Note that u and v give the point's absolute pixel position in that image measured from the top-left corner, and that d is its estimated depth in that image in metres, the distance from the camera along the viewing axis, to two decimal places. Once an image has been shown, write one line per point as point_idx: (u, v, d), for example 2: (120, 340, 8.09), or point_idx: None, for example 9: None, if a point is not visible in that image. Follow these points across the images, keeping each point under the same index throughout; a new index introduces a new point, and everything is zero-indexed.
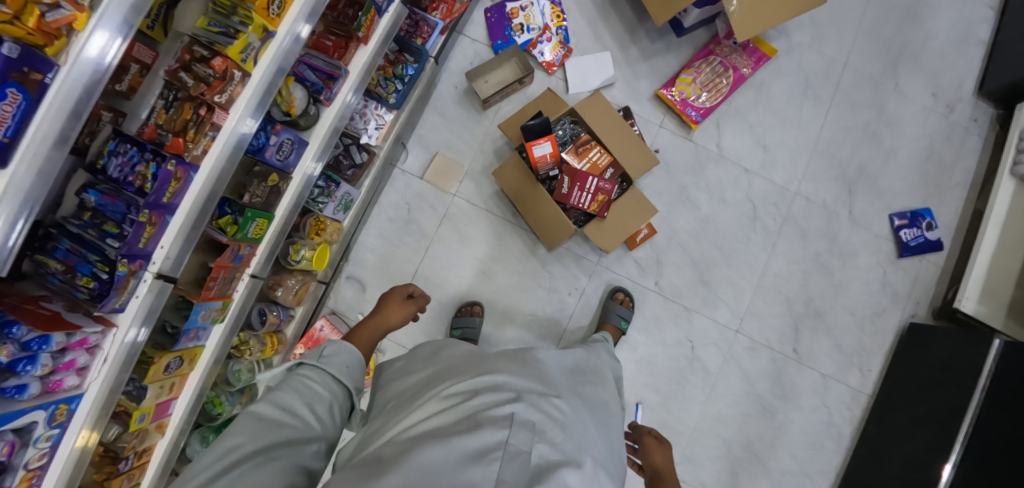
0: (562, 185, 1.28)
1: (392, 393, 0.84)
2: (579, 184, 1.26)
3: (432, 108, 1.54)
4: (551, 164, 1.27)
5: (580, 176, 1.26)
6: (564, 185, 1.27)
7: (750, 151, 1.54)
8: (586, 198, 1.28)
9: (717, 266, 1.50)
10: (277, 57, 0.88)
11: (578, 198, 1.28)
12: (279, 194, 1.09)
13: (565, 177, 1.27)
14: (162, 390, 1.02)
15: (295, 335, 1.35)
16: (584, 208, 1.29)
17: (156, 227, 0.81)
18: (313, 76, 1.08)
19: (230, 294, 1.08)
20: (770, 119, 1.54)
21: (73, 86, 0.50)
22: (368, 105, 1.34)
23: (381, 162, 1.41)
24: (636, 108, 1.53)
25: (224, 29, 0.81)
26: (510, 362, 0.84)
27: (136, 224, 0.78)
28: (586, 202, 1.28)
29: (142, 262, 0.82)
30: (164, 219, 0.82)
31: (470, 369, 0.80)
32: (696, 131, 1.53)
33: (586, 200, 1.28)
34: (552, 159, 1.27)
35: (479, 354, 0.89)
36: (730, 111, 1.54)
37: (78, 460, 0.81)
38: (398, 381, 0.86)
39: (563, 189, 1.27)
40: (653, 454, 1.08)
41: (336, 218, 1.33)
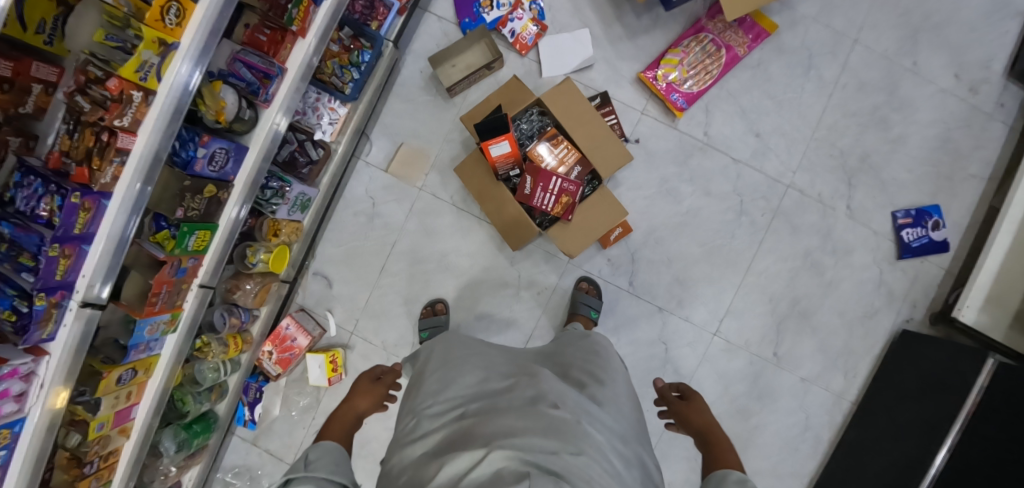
0: (524, 186, 1.20)
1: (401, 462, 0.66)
2: (542, 185, 1.19)
3: (396, 95, 1.44)
4: (513, 162, 1.19)
5: (543, 177, 1.18)
6: (527, 185, 1.20)
7: (740, 139, 1.39)
8: (549, 200, 1.20)
9: (696, 263, 1.38)
10: (183, 72, 0.80)
11: (541, 200, 1.20)
12: (219, 204, 1.06)
13: (527, 177, 1.19)
14: (119, 399, 1.05)
15: (261, 334, 1.36)
16: (547, 210, 1.22)
17: (72, 258, 0.76)
18: (248, 76, 1.00)
19: (178, 305, 1.08)
20: (766, 104, 1.39)
21: None
22: (321, 97, 1.26)
23: (340, 158, 1.35)
24: (616, 92, 1.40)
25: (122, 43, 0.75)
26: (524, 398, 0.66)
27: (48, 258, 0.73)
28: (550, 203, 1.21)
29: (64, 292, 0.78)
30: (80, 248, 0.78)
31: (487, 428, 0.61)
32: (681, 118, 1.39)
33: (550, 202, 1.20)
34: (513, 159, 1.18)
35: (486, 386, 0.72)
36: (721, 95, 1.39)
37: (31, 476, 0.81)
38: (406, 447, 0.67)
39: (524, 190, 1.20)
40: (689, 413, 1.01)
41: (292, 218, 1.29)
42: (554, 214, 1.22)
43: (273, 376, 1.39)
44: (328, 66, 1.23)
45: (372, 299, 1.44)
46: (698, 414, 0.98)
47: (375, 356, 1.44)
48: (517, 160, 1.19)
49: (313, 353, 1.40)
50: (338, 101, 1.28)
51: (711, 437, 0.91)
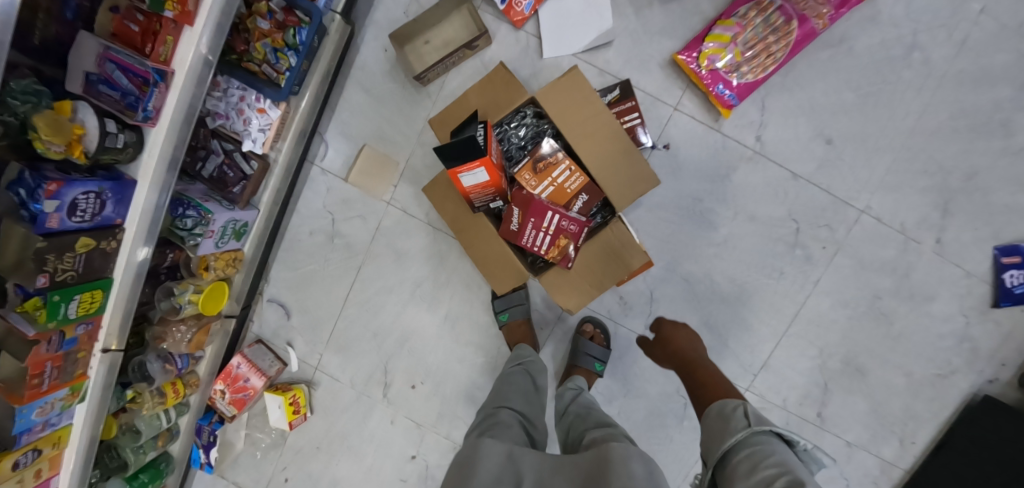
0: (512, 220, 0.90)
1: None
2: (532, 223, 0.89)
3: (354, 81, 1.12)
4: (495, 192, 0.88)
5: (534, 212, 0.88)
6: (514, 220, 0.90)
7: (801, 146, 1.05)
8: (542, 241, 0.92)
9: (730, 306, 1.09)
10: None
11: (531, 239, 0.92)
12: (108, 255, 0.81)
13: (514, 211, 0.89)
14: (24, 480, 0.88)
15: (210, 373, 1.18)
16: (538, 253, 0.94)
17: None
18: (123, 84, 0.72)
19: (80, 373, 0.88)
20: (840, 98, 1.04)
21: None
22: (246, 96, 0.96)
23: (281, 169, 1.07)
24: (639, 80, 1.05)
25: None
26: None
27: None
28: (542, 245, 0.92)
29: None
30: None
31: None
32: (728, 120, 1.04)
33: (542, 243, 0.92)
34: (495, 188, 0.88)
35: None
36: (784, 86, 1.03)
37: None
38: None
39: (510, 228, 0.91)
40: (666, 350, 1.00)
41: (226, 248, 1.04)
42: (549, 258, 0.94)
43: (228, 417, 1.22)
44: (258, 50, 0.92)
45: (337, 334, 1.21)
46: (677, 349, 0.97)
47: (341, 396, 1.23)
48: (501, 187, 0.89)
49: (272, 392, 1.18)
50: (270, 100, 0.97)
51: (689, 363, 0.92)
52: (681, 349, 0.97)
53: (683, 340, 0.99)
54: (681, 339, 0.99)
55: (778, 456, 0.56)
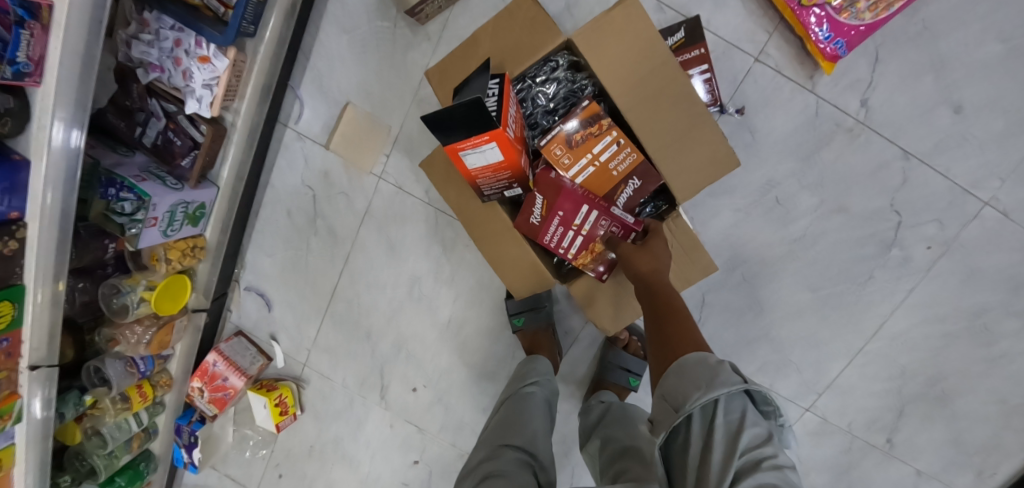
0: (537, 213, 0.69)
1: None
2: (563, 222, 0.68)
3: (332, 19, 0.86)
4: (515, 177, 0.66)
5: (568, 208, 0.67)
6: (539, 214, 0.69)
7: (920, 115, 0.78)
8: (574, 243, 0.71)
9: (798, 314, 0.89)
10: None
11: (559, 241, 0.71)
12: (10, 260, 0.62)
13: (540, 200, 0.67)
14: None
15: (183, 371, 1.03)
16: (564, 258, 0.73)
17: None
18: None
19: (6, 395, 0.72)
20: (988, 47, 0.75)
21: None
22: (183, 37, 0.72)
23: (244, 134, 0.84)
24: (710, 20, 0.78)
25: None
26: None
27: None
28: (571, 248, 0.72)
29: None
30: None
31: None
32: (828, 76, 0.77)
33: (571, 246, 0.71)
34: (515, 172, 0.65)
35: None
36: (909, 29, 0.76)
37: None
38: None
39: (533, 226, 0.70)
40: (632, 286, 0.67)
41: (180, 235, 0.84)
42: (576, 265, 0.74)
43: (209, 416, 1.06)
44: None
45: (324, 331, 1.04)
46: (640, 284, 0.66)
47: (331, 398, 1.09)
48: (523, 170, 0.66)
49: (255, 393, 1.02)
50: (214, 45, 0.73)
51: (660, 304, 0.64)
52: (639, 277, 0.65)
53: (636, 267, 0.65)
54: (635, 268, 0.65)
55: (760, 428, 0.49)
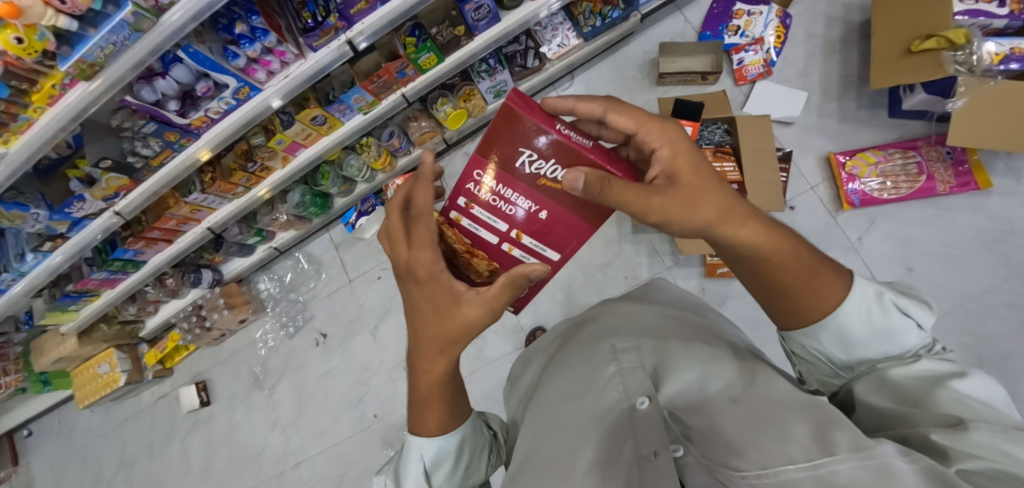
0: (545, 175, 0.63)
1: (611, 340, 0.73)
2: (533, 212, 0.66)
3: (614, 58, 1.60)
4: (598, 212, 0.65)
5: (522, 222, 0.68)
6: (546, 169, 0.63)
7: (890, 262, 1.39)
8: (493, 217, 0.67)
9: (777, 340, 1.40)
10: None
11: (506, 196, 0.66)
12: (456, 47, 1.27)
13: (558, 166, 0.62)
14: (302, 133, 1.28)
15: (403, 168, 1.58)
16: (456, 195, 0.67)
17: None
18: None
19: (381, 96, 1.29)
20: (935, 246, 1.38)
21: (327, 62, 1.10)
22: (564, 23, 1.46)
23: (544, 76, 1.54)
24: (799, 157, 1.47)
25: None
26: (672, 342, 0.68)
27: None
28: (483, 197, 0.66)
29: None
30: None
31: (652, 356, 0.67)
32: (844, 213, 1.43)
33: (484, 198, 0.66)
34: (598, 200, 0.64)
35: (640, 336, 0.73)
36: (896, 215, 1.40)
37: (242, 125, 1.14)
38: (609, 330, 0.77)
39: (525, 161, 0.63)
40: (668, 192, 0.56)
41: (485, 98, 1.49)
42: (462, 205, 0.67)
43: (388, 204, 1.58)
44: (582, 7, 1.42)
45: None
46: (702, 183, 0.57)
47: None
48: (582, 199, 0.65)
49: None
50: (574, 34, 1.48)
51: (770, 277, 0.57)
52: (739, 240, 0.56)
53: (739, 228, 0.56)
54: (732, 228, 0.56)
55: (887, 354, 0.55)
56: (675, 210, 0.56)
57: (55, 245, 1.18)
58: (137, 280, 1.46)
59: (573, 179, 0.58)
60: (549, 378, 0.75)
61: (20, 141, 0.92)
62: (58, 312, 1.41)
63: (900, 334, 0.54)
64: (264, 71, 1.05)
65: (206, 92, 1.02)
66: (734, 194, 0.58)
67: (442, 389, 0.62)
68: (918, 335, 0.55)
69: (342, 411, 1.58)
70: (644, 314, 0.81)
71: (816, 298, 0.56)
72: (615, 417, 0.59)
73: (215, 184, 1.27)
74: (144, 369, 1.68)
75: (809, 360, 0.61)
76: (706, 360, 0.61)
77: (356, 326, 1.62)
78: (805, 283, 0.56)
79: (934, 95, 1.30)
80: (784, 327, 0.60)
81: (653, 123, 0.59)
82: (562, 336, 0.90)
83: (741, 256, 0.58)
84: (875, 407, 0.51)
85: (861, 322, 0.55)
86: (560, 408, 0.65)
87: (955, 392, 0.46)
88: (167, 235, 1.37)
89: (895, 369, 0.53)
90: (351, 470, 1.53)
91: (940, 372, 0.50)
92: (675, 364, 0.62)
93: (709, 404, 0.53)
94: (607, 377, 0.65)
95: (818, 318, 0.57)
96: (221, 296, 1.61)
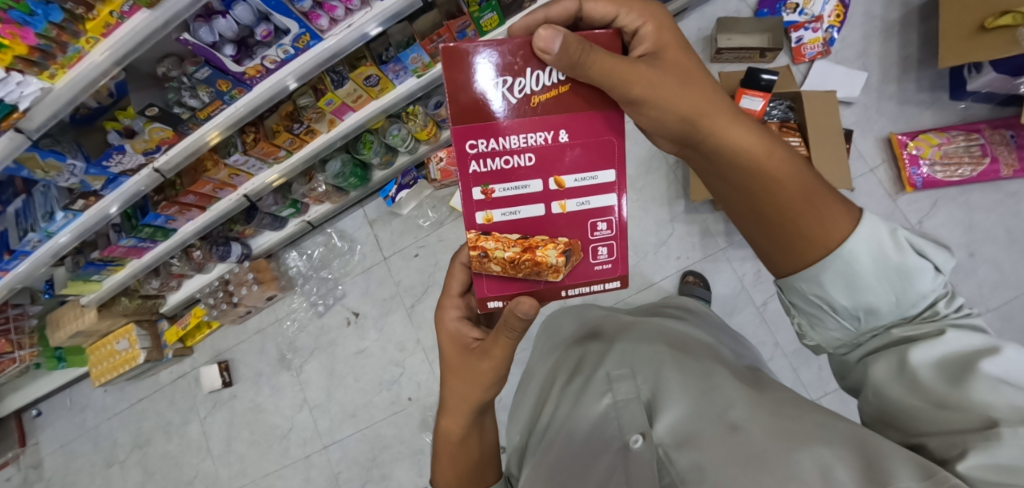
0: (533, 92, 0.51)
1: (614, 357, 0.70)
2: (552, 140, 0.53)
3: None
4: (594, 105, 0.52)
5: (540, 171, 0.54)
6: (524, 83, 0.50)
7: (952, 248, 1.35)
8: (517, 183, 0.54)
9: None
10: None
11: (511, 148, 0.53)
12: (518, 9, 1.23)
13: (535, 69, 0.50)
14: (353, 94, 1.21)
15: (447, 140, 1.52)
16: (468, 189, 0.54)
17: None
18: None
19: (438, 58, 1.22)
20: (999, 231, 1.34)
21: (389, 14, 1.04)
22: None
23: None
24: (858, 138, 1.44)
25: None
26: (673, 359, 0.65)
27: None
28: (492, 170, 0.54)
29: None
30: None
31: (648, 377, 0.64)
32: (906, 196, 1.39)
33: (495, 169, 0.53)
34: (596, 119, 0.52)
35: (639, 351, 0.70)
36: (958, 199, 1.37)
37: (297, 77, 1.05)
38: (612, 351, 0.72)
39: (502, 93, 0.50)
40: (661, 74, 0.50)
41: None
42: (482, 197, 0.55)
43: (430, 178, 1.49)
44: None
45: None
46: (693, 78, 0.52)
47: None
48: (585, 118, 0.52)
49: None
50: None
51: (767, 197, 0.51)
52: (729, 141, 0.52)
53: (725, 128, 0.52)
54: (718, 127, 0.52)
55: (895, 309, 0.49)
56: (669, 95, 0.50)
57: (87, 204, 1.10)
58: (165, 250, 1.37)
59: (548, 36, 0.45)
60: (554, 404, 0.73)
61: (67, 76, 0.83)
62: (80, 282, 1.32)
63: (913, 276, 0.48)
64: (328, 17, 0.98)
65: (266, 36, 0.94)
66: (719, 90, 0.53)
67: (456, 452, 0.65)
68: (936, 282, 0.49)
69: (375, 392, 1.50)
70: (650, 327, 0.78)
71: (821, 231, 0.49)
72: (614, 445, 0.57)
73: (259, 144, 1.19)
74: (163, 347, 1.59)
75: (812, 315, 0.54)
76: (704, 383, 0.58)
77: (392, 304, 1.54)
78: (807, 209, 0.50)
79: (1005, 75, 1.26)
80: (786, 272, 0.53)
81: (632, 2, 0.52)
82: (567, 360, 0.81)
83: (732, 165, 0.52)
84: (894, 400, 0.45)
85: (871, 260, 0.48)
86: (559, 442, 0.63)
87: (989, 374, 0.39)
88: (202, 201, 1.28)
89: (917, 343, 0.46)
90: (383, 454, 1.45)
91: (969, 349, 0.43)
92: (668, 395, 0.58)
93: (702, 437, 0.50)
94: (600, 412, 0.62)
95: (818, 258, 0.50)
96: (250, 271, 1.52)
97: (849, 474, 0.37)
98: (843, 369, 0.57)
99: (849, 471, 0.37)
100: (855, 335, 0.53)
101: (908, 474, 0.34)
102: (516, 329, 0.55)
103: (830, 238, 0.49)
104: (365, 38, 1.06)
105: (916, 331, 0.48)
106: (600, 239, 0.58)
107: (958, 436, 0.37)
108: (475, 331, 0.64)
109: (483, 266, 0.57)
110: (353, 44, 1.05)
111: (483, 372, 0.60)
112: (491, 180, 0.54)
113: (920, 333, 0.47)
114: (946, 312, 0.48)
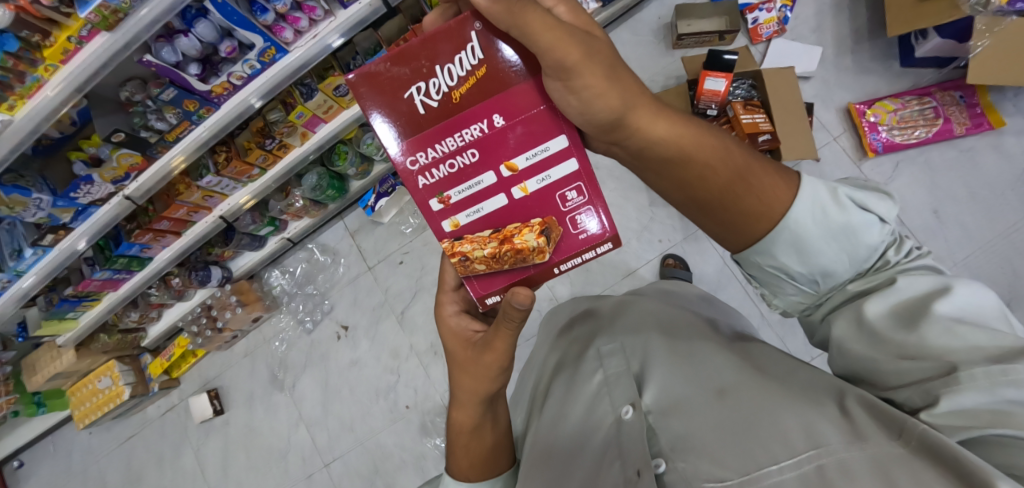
0: (451, 87, 0.52)
1: (601, 341, 0.72)
2: (489, 129, 0.53)
3: (629, 24, 1.58)
4: (527, 71, 0.52)
5: (490, 164, 0.55)
6: (434, 85, 0.51)
7: (917, 207, 1.41)
8: (470, 182, 0.56)
9: None
10: None
11: (451, 150, 0.54)
12: None
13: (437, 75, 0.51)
14: (324, 105, 1.20)
15: None
16: (426, 203, 0.57)
17: None
18: None
19: None
20: (959, 187, 1.41)
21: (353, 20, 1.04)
22: None
23: None
24: (820, 110, 1.49)
25: None
26: (661, 335, 0.67)
27: None
28: (441, 179, 0.55)
29: None
30: None
31: (636, 356, 0.65)
32: (869, 161, 1.44)
33: (443, 176, 0.55)
34: (526, 101, 0.53)
35: (624, 331, 0.71)
36: (918, 160, 1.43)
37: (264, 92, 1.04)
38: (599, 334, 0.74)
39: (421, 100, 0.52)
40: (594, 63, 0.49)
41: None
42: (442, 206, 0.57)
43: None
44: None
45: None
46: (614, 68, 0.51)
47: None
48: (516, 104, 0.53)
49: None
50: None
51: (703, 183, 0.54)
52: (657, 137, 0.53)
53: (651, 123, 0.53)
54: (644, 123, 0.52)
55: (847, 267, 0.52)
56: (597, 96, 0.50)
57: (56, 238, 1.07)
58: (141, 280, 1.33)
59: None
60: (548, 390, 0.75)
61: (26, 107, 0.81)
62: (55, 320, 1.27)
63: (860, 231, 0.51)
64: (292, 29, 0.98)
65: (230, 52, 0.94)
66: (638, 83, 0.54)
67: (468, 445, 0.64)
68: (883, 231, 0.51)
69: (372, 403, 1.48)
70: (637, 305, 0.80)
71: (764, 211, 0.52)
72: (609, 424, 0.58)
73: (232, 163, 1.17)
74: (148, 381, 1.54)
75: (774, 284, 0.57)
76: (688, 355, 0.60)
77: (382, 313, 1.53)
78: (743, 187, 0.53)
79: (949, 40, 1.33)
80: (736, 248, 0.56)
81: None
82: (557, 349, 0.82)
83: (663, 159, 0.54)
84: (859, 354, 0.48)
85: (815, 222, 0.51)
86: (556, 424, 0.65)
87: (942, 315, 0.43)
88: (176, 226, 1.25)
89: (871, 296, 0.49)
90: (385, 464, 1.43)
91: (921, 293, 0.46)
92: (656, 368, 0.60)
93: (688, 404, 0.52)
94: (593, 391, 0.63)
95: (767, 231, 0.53)
96: (233, 293, 1.50)
97: (831, 429, 0.40)
98: (811, 328, 0.59)
99: (833, 426, 0.40)
100: (818, 297, 0.56)
101: (881, 433, 0.37)
102: (516, 319, 0.54)
103: (773, 211, 0.52)
104: (330, 49, 1.05)
105: (870, 283, 0.51)
106: (575, 208, 0.57)
107: (923, 383, 0.40)
108: (475, 324, 0.64)
109: (468, 269, 0.58)
110: (320, 54, 1.04)
111: (486, 365, 0.60)
112: (445, 186, 0.56)
113: (875, 285, 0.50)
114: (896, 259, 0.51)
